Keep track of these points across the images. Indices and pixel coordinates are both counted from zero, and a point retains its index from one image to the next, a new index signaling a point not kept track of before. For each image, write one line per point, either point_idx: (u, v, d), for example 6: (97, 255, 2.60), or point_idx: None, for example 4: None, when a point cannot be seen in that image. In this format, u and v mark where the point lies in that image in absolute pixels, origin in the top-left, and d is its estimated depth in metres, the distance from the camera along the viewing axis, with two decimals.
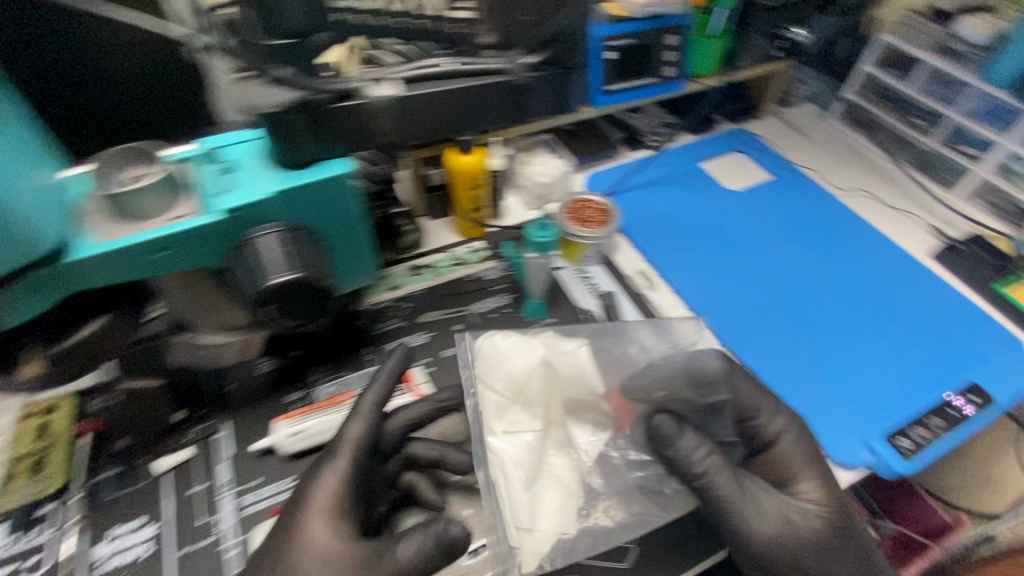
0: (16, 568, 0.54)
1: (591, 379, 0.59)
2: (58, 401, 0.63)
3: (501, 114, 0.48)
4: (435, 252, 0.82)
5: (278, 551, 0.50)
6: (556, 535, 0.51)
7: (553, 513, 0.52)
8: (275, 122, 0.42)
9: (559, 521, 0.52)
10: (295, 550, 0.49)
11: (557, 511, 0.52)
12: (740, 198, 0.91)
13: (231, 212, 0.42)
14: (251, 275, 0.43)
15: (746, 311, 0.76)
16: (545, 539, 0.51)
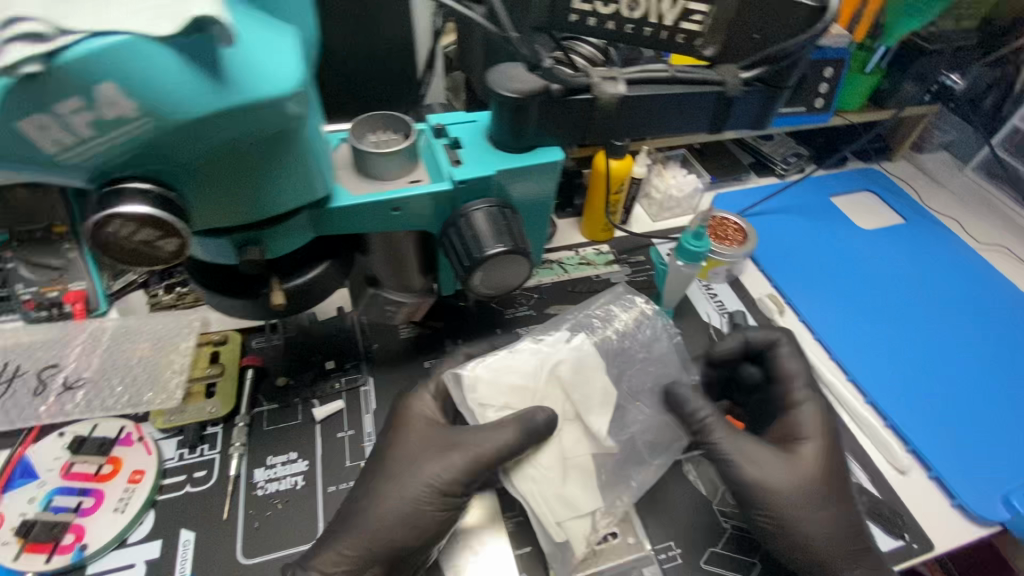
0: (185, 478, 0.59)
1: (587, 371, 0.61)
2: (228, 335, 0.68)
3: (700, 120, 0.51)
4: (563, 250, 0.84)
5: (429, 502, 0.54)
6: (583, 514, 0.55)
7: (581, 497, 0.56)
8: (511, 109, 0.45)
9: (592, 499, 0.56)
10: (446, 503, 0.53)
11: (582, 494, 0.56)
12: (872, 237, 0.90)
13: (458, 184, 0.46)
14: (467, 246, 0.46)
15: (876, 349, 0.75)
16: (580, 520, 0.54)
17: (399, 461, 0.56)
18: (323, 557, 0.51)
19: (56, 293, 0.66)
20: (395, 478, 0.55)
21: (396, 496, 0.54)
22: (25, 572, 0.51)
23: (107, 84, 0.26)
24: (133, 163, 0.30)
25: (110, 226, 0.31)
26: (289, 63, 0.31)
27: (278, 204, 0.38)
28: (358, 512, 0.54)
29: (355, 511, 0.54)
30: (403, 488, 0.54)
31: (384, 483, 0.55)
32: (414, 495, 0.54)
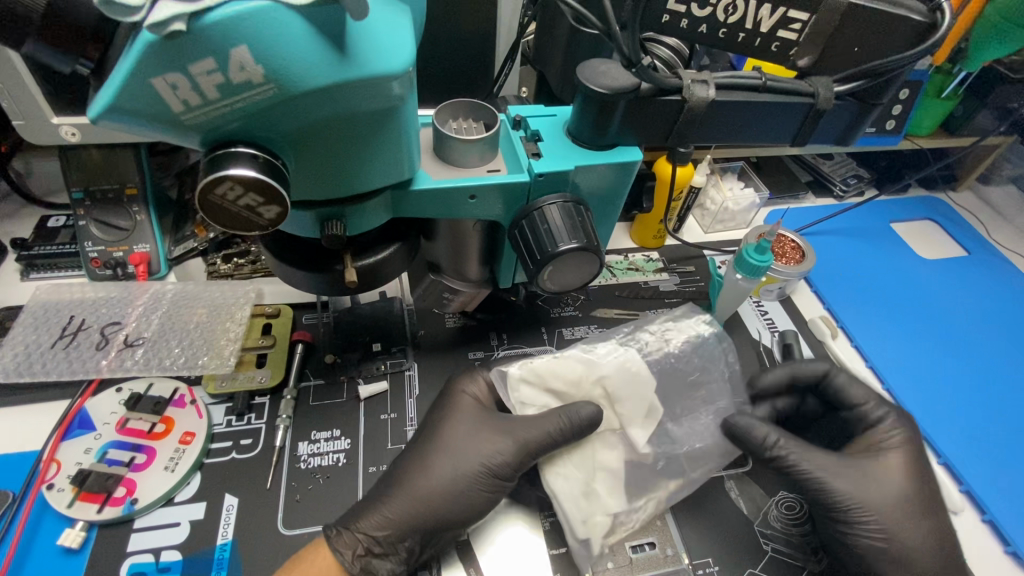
0: (231, 445, 0.60)
1: (632, 385, 0.58)
2: (280, 308, 0.69)
3: (784, 130, 0.51)
4: (612, 253, 0.83)
5: (475, 483, 0.54)
6: (614, 505, 0.54)
7: (607, 495, 0.54)
8: (599, 105, 0.45)
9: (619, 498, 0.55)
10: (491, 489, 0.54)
11: (610, 493, 0.55)
12: (932, 267, 0.87)
13: (536, 176, 0.46)
14: (540, 239, 0.46)
15: (933, 383, 0.72)
16: (602, 518, 0.53)
17: (460, 443, 0.56)
18: (365, 517, 0.52)
19: (122, 253, 0.70)
20: (443, 456, 0.56)
21: (448, 471, 0.54)
22: (78, 520, 0.53)
23: (241, 49, 0.27)
24: (246, 130, 0.31)
25: (217, 189, 0.32)
26: (403, 45, 0.32)
27: (366, 182, 0.39)
28: (404, 479, 0.54)
29: (400, 478, 0.55)
30: (455, 466, 0.55)
31: (436, 459, 0.55)
32: (462, 472, 0.54)
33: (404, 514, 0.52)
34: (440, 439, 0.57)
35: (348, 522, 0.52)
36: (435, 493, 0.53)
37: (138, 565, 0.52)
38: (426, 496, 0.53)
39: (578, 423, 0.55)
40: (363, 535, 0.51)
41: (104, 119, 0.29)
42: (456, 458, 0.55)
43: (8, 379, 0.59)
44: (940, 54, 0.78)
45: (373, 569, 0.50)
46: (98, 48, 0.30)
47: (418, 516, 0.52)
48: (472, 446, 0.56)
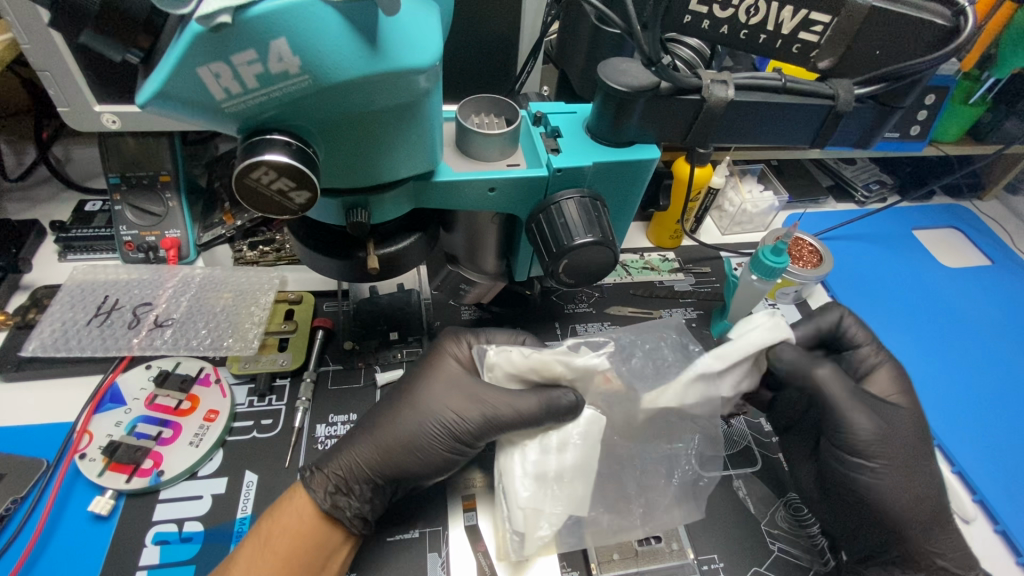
0: (253, 424, 0.62)
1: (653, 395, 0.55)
2: (303, 295, 0.71)
3: (802, 132, 0.51)
4: (628, 252, 0.84)
5: (445, 447, 0.55)
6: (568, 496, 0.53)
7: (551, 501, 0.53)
8: (619, 103, 0.46)
9: (563, 505, 0.52)
10: (460, 453, 0.56)
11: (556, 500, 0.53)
12: (953, 276, 0.86)
13: (555, 171, 0.47)
14: (557, 232, 0.47)
15: (949, 392, 0.72)
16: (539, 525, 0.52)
17: (427, 399, 0.57)
18: (336, 462, 0.55)
19: (154, 238, 0.73)
20: (414, 412, 0.57)
21: (414, 423, 0.56)
22: (107, 488, 0.55)
23: (280, 41, 0.29)
24: (281, 118, 0.33)
25: (252, 173, 0.33)
26: (430, 39, 0.33)
27: (390, 172, 0.40)
28: (374, 426, 0.57)
29: (372, 425, 0.57)
30: (423, 420, 0.56)
31: (405, 413, 0.57)
32: (427, 425, 0.56)
33: (368, 455, 0.55)
34: (408, 393, 0.59)
35: (323, 465, 0.55)
36: (401, 438, 0.55)
37: (162, 534, 0.54)
38: (393, 442, 0.55)
39: (557, 410, 0.55)
40: (333, 475, 0.54)
41: (152, 105, 0.31)
42: (420, 408, 0.57)
43: (45, 353, 0.62)
44: (968, 60, 0.77)
45: (341, 508, 0.52)
46: (148, 39, 0.31)
47: (383, 462, 0.54)
48: (435, 399, 0.57)
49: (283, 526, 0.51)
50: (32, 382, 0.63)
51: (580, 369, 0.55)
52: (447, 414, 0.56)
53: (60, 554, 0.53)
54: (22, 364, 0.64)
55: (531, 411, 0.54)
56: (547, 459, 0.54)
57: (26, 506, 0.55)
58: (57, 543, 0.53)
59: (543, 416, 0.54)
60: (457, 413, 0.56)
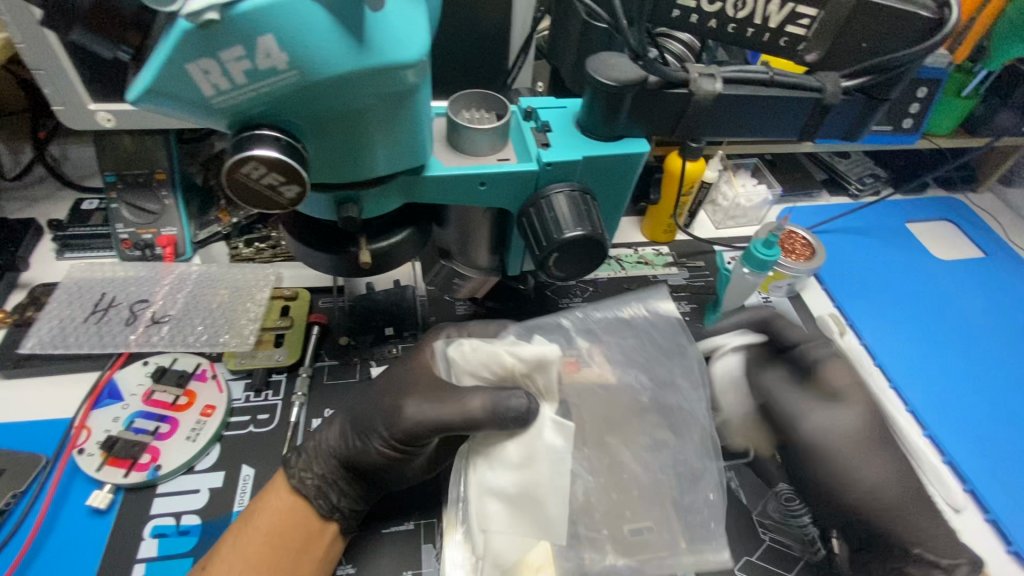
0: (249, 419, 0.62)
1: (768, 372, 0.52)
2: (298, 291, 0.72)
3: (791, 125, 0.51)
4: (623, 247, 0.84)
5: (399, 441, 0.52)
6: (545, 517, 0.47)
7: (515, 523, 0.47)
8: (606, 97, 0.47)
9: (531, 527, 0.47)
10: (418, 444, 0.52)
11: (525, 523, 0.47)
12: (946, 269, 0.86)
13: (545, 166, 0.48)
14: (547, 226, 0.48)
15: (941, 384, 0.72)
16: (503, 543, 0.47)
17: (387, 390, 0.55)
18: (312, 439, 0.56)
19: (150, 235, 0.73)
20: (373, 401, 0.55)
21: (373, 410, 0.54)
22: (106, 482, 0.56)
23: (267, 37, 0.29)
24: (271, 114, 0.33)
25: (242, 168, 0.34)
26: (417, 34, 0.34)
27: (380, 166, 0.41)
28: (346, 410, 0.57)
29: (346, 408, 0.58)
30: (374, 409, 0.54)
31: (368, 402, 0.56)
32: (376, 416, 0.53)
33: (336, 435, 0.56)
34: (378, 384, 0.57)
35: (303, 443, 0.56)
36: (358, 424, 0.55)
37: (161, 527, 0.55)
38: (354, 425, 0.55)
39: (502, 414, 0.48)
40: (304, 453, 0.55)
41: (143, 102, 0.31)
42: (380, 396, 0.55)
43: (43, 350, 0.62)
44: (960, 52, 0.77)
45: (303, 483, 0.53)
46: (138, 35, 0.32)
47: (347, 444, 0.54)
48: (393, 388, 0.55)
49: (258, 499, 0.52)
50: (30, 379, 0.64)
51: (528, 360, 0.50)
52: (390, 409, 0.53)
53: (60, 547, 0.53)
54: (21, 361, 0.64)
55: (474, 410, 0.48)
56: (506, 475, 0.48)
57: (26, 501, 0.55)
58: (56, 537, 0.54)
59: (486, 420, 0.48)
60: (399, 407, 0.52)
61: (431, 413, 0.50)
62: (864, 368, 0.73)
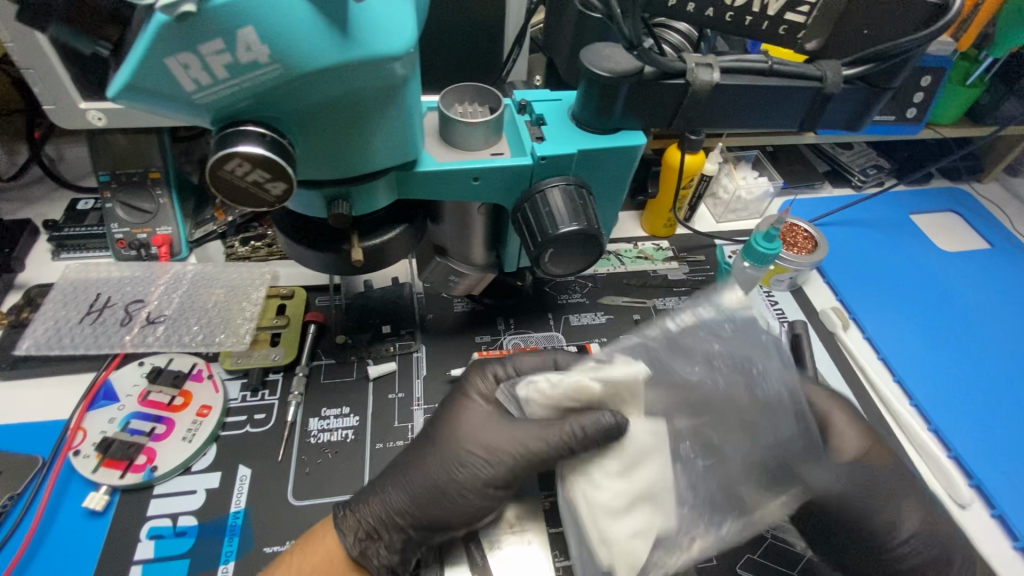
0: (246, 419, 0.62)
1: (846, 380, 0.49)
2: (294, 290, 0.71)
3: (791, 116, 0.50)
4: (622, 242, 0.83)
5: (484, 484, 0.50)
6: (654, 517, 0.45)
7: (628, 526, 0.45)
8: (601, 88, 0.46)
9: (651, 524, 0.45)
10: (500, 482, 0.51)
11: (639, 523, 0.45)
12: (952, 261, 0.85)
13: (539, 160, 0.47)
14: (543, 221, 0.47)
15: (947, 378, 0.71)
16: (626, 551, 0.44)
17: (456, 440, 0.52)
18: (360, 503, 0.53)
19: (145, 235, 0.73)
20: (439, 452, 0.52)
21: (443, 463, 0.52)
22: (102, 484, 0.56)
23: (247, 29, 0.28)
24: (254, 108, 0.33)
25: (227, 165, 0.33)
26: (404, 24, 0.33)
27: (371, 160, 0.40)
28: (401, 467, 0.54)
29: (400, 465, 0.54)
30: (450, 463, 0.51)
31: (432, 455, 0.53)
32: (452, 467, 0.51)
33: (397, 498, 0.52)
34: (434, 431, 0.55)
35: (351, 509, 0.53)
36: (426, 482, 0.51)
37: (157, 529, 0.54)
38: (424, 487, 0.51)
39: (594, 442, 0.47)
40: (360, 518, 0.52)
41: (124, 99, 0.30)
42: (445, 446, 0.52)
43: (38, 352, 0.62)
44: (966, 39, 0.76)
45: (370, 555, 0.51)
46: (116, 29, 0.31)
47: (416, 507, 0.51)
48: (462, 435, 0.52)
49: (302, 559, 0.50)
50: (27, 381, 0.64)
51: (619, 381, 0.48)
52: (467, 460, 0.51)
53: (58, 548, 0.53)
54: (17, 362, 0.64)
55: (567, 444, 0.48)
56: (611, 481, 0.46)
57: (23, 503, 0.55)
58: (53, 539, 0.54)
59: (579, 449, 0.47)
60: (489, 452, 0.51)
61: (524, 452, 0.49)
62: (868, 363, 0.72)
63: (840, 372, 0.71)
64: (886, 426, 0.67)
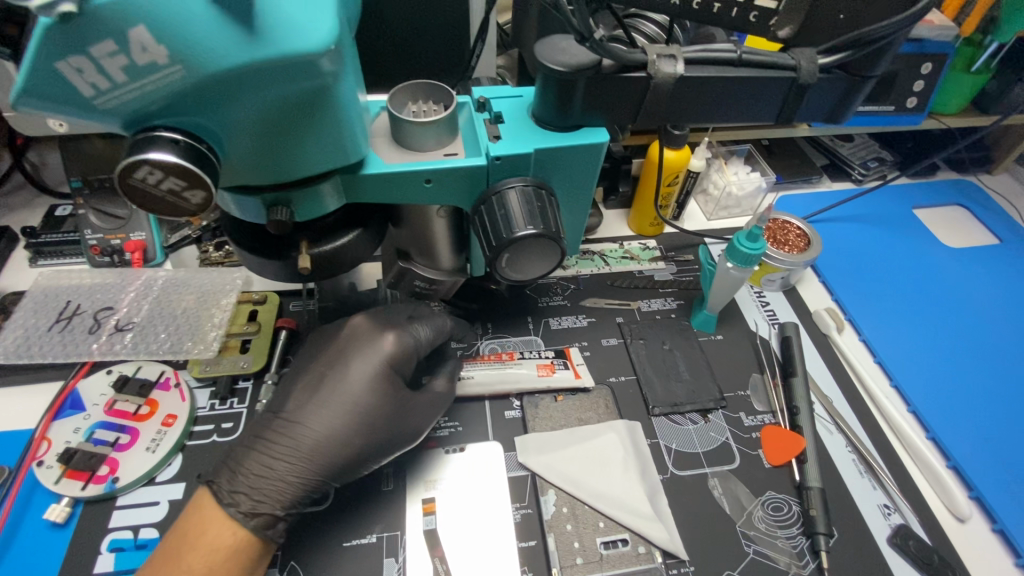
0: (213, 428, 0.61)
1: None
2: (267, 295, 0.70)
3: (765, 110, 0.48)
4: (607, 242, 0.80)
5: (394, 436, 0.54)
6: None
7: None
8: (555, 85, 0.43)
9: None
10: (409, 430, 0.55)
11: None
12: (957, 259, 0.80)
13: (494, 160, 0.45)
14: (499, 225, 0.44)
15: (946, 382, 0.67)
16: None
17: (373, 412, 0.53)
18: (266, 495, 0.49)
19: (119, 241, 0.72)
20: (357, 426, 0.53)
21: (352, 427, 0.52)
22: (63, 496, 0.55)
23: (140, 28, 0.27)
24: (168, 113, 0.31)
25: (137, 172, 0.31)
26: (323, 18, 0.31)
27: (309, 164, 0.38)
28: (310, 449, 0.51)
29: (306, 446, 0.51)
30: (358, 425, 0.53)
31: (346, 430, 0.52)
32: (371, 433, 0.53)
33: (316, 480, 0.51)
34: (330, 398, 0.53)
35: (259, 504, 0.48)
36: (347, 458, 0.52)
37: (118, 542, 0.53)
38: (334, 455, 0.52)
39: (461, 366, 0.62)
40: (277, 512, 0.49)
41: (22, 105, 0.29)
42: (364, 419, 0.53)
43: (7, 361, 0.61)
44: (968, 24, 0.73)
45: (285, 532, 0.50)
46: (13, 27, 0.29)
47: (329, 473, 0.51)
48: (367, 399, 0.54)
49: (225, 564, 0.46)
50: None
51: None
52: (372, 416, 0.53)
53: (18, 563, 0.52)
54: None
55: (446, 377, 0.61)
56: None
57: None
58: (15, 551, 0.53)
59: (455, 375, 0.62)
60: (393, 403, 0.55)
61: (439, 410, 0.58)
62: (861, 366, 0.68)
63: (833, 377, 0.68)
64: (881, 433, 0.63)
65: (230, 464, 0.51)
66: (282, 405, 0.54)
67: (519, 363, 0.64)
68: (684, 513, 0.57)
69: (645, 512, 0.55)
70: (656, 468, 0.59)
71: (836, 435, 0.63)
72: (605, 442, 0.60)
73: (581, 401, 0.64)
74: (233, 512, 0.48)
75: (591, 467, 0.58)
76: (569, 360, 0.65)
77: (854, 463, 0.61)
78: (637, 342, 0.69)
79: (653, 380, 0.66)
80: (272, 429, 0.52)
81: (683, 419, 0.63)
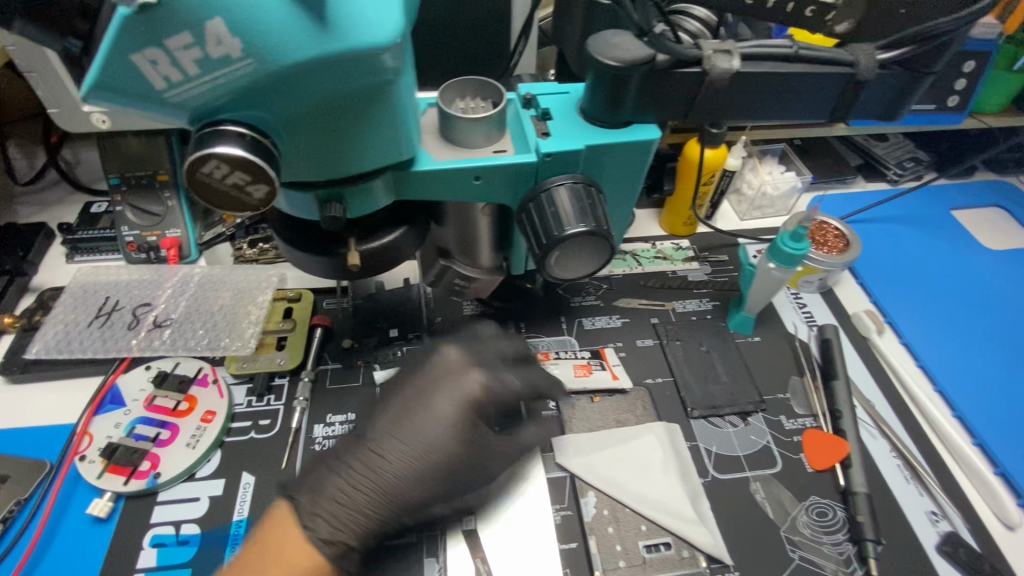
0: (251, 425, 0.61)
1: None
2: (301, 292, 0.70)
3: (819, 107, 0.47)
4: (640, 242, 0.79)
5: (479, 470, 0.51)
6: None
7: None
8: (607, 80, 0.43)
9: None
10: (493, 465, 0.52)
11: None
12: (1000, 261, 0.78)
13: (544, 156, 0.44)
14: (550, 222, 0.43)
15: (991, 387, 0.66)
16: None
17: (462, 448, 0.50)
18: (343, 523, 0.47)
19: (155, 237, 0.73)
20: (443, 460, 0.50)
21: (440, 462, 0.49)
22: (106, 490, 0.55)
23: (216, 21, 0.27)
24: (234, 107, 0.31)
25: (204, 166, 0.31)
26: (391, 12, 0.30)
27: (365, 160, 0.38)
28: (391, 477, 0.49)
29: (388, 474, 0.49)
30: (445, 461, 0.50)
31: (432, 462, 0.50)
32: (456, 468, 0.50)
33: (392, 514, 0.49)
34: (411, 422, 0.51)
35: (337, 532, 0.47)
36: (428, 492, 0.50)
37: (160, 537, 0.53)
38: (417, 489, 0.49)
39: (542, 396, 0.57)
40: (352, 541, 0.47)
41: (94, 99, 0.29)
42: (454, 455, 0.50)
43: (48, 355, 0.62)
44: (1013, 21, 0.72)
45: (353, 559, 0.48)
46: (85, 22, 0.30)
47: (408, 505, 0.49)
48: (455, 436, 0.50)
49: None
50: (39, 384, 0.64)
51: None
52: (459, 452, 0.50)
53: (62, 556, 0.53)
54: (27, 366, 0.64)
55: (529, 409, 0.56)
56: None
57: (28, 509, 0.55)
58: (58, 544, 0.53)
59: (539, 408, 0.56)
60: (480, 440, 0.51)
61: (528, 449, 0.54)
62: (903, 369, 0.67)
63: (875, 380, 0.66)
64: (925, 438, 0.62)
65: (310, 484, 0.49)
66: (366, 429, 0.52)
67: (553, 364, 0.64)
68: (727, 516, 0.56)
69: (687, 515, 0.54)
70: (697, 470, 0.59)
71: (880, 439, 0.61)
72: (645, 444, 0.59)
73: (618, 402, 0.63)
74: (313, 539, 0.46)
75: (633, 469, 0.57)
76: (605, 361, 0.65)
77: (899, 469, 0.59)
78: (673, 343, 0.68)
79: (691, 381, 0.65)
80: (356, 455, 0.50)
81: (722, 421, 0.62)
